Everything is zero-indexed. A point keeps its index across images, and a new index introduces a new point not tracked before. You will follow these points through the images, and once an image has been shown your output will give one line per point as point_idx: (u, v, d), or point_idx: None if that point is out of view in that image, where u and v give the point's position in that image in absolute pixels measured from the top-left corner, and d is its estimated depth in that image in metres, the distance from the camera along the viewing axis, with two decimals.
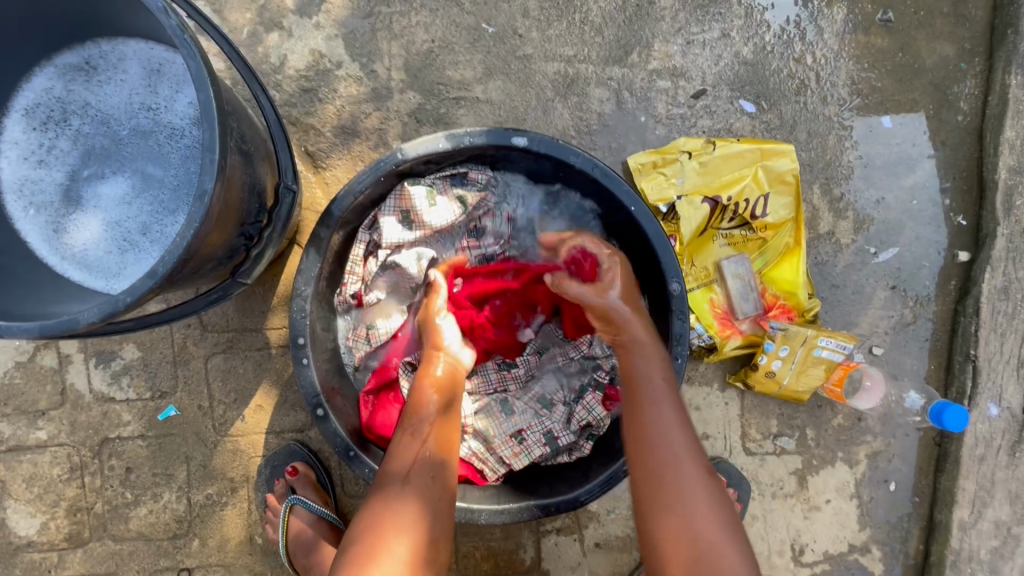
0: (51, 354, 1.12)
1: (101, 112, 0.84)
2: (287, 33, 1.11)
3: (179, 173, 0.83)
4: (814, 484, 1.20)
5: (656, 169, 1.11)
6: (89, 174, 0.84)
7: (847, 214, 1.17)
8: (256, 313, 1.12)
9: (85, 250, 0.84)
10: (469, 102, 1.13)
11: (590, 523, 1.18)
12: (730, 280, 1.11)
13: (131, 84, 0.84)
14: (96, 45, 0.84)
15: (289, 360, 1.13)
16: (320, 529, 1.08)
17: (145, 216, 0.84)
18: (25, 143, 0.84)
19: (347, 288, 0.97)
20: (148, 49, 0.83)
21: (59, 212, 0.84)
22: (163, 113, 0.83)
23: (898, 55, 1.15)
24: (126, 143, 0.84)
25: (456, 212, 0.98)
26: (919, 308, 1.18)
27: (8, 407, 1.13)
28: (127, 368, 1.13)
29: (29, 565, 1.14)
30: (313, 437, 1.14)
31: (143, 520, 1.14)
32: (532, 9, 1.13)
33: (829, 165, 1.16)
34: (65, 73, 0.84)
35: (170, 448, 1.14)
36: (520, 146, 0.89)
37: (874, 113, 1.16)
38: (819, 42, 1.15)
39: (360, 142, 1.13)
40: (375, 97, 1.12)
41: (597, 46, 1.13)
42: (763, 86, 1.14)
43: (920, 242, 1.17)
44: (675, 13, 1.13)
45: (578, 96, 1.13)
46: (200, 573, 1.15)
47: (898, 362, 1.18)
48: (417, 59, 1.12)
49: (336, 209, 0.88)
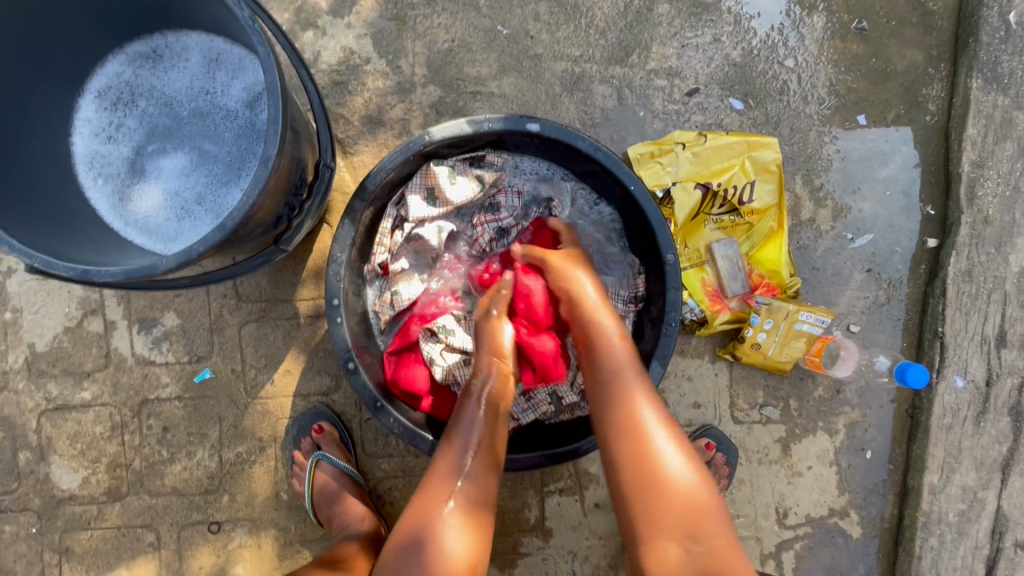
0: (98, 320, 1.22)
1: (165, 95, 0.95)
2: (321, 32, 1.23)
3: (233, 149, 0.94)
4: (797, 451, 1.30)
5: (653, 159, 1.23)
6: (152, 149, 0.95)
7: (827, 202, 1.28)
8: (287, 285, 1.22)
9: (146, 216, 0.94)
10: (484, 96, 1.24)
11: (591, 484, 1.28)
12: (720, 261, 1.23)
13: (192, 71, 0.95)
14: (163, 37, 0.95)
15: (316, 328, 1.23)
16: (343, 482, 1.17)
17: (201, 187, 0.94)
18: (97, 120, 0.95)
19: (376, 257, 1.08)
20: (209, 40, 0.95)
21: (125, 182, 0.95)
22: (220, 97, 0.94)
23: (872, 60, 1.28)
24: (186, 122, 0.95)
25: (474, 190, 1.08)
26: (892, 290, 1.29)
27: (56, 369, 1.22)
28: (167, 333, 1.22)
29: (70, 517, 1.23)
30: (336, 400, 1.24)
31: (177, 475, 1.23)
32: (543, 13, 1.25)
33: (810, 158, 1.28)
34: (135, 60, 0.95)
35: (205, 409, 1.23)
36: (534, 132, 1.00)
37: (850, 112, 1.28)
38: (800, 47, 1.27)
39: (385, 131, 1.24)
40: (400, 90, 1.24)
41: (600, 48, 1.25)
42: (750, 86, 1.27)
43: (893, 229, 1.29)
44: (671, 18, 1.26)
45: (584, 92, 1.25)
46: (229, 527, 1.24)
47: (873, 339, 1.29)
48: (438, 57, 1.24)
49: (369, 184, 0.99)
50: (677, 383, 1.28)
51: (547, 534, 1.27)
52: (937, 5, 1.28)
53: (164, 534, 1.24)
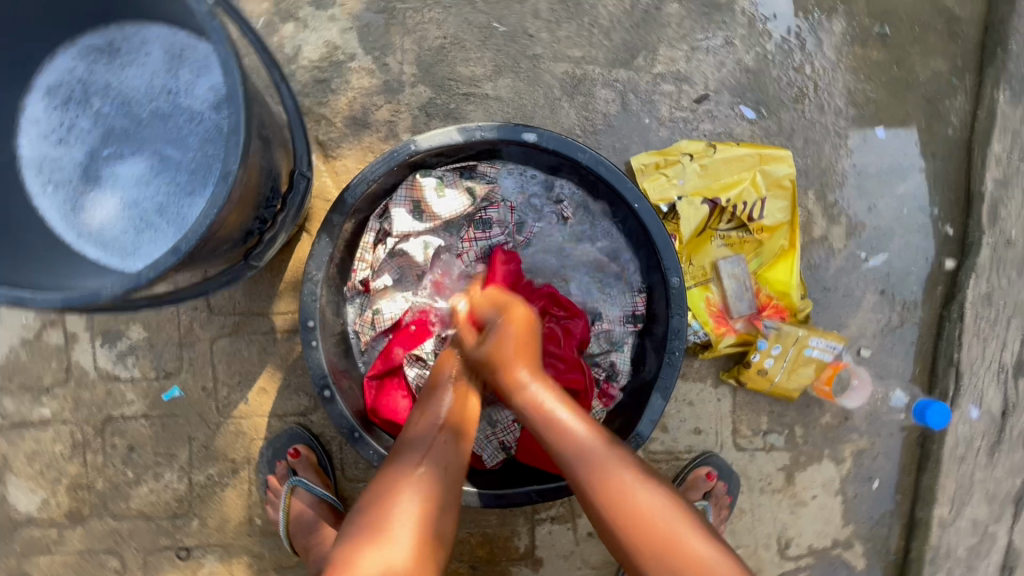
0: (58, 332, 1.13)
1: (122, 94, 0.86)
2: (303, 24, 1.14)
3: (197, 155, 0.86)
4: (801, 480, 1.24)
5: (658, 170, 1.15)
6: (108, 153, 0.86)
7: (840, 219, 1.21)
8: (262, 298, 1.14)
9: (101, 228, 0.86)
10: (478, 98, 1.16)
11: (584, 512, 1.21)
12: (726, 280, 1.15)
13: (152, 67, 0.86)
14: (120, 29, 0.86)
15: (294, 344, 1.15)
16: (320, 511, 1.10)
17: (161, 196, 0.86)
18: (46, 121, 0.85)
19: (357, 274, 1.00)
20: (171, 34, 0.85)
21: (78, 190, 0.86)
22: (183, 97, 0.85)
23: (893, 69, 1.20)
24: (145, 124, 0.86)
25: (465, 203, 1.00)
26: (906, 313, 1.22)
27: (12, 383, 1.14)
28: (133, 348, 1.14)
29: (29, 540, 1.16)
30: (315, 421, 1.16)
31: (144, 498, 1.16)
32: (543, 9, 1.16)
33: (824, 172, 1.20)
34: (89, 54, 0.86)
35: (173, 428, 1.15)
36: (530, 142, 0.91)
37: (868, 124, 1.20)
38: (818, 52, 1.19)
39: (370, 134, 1.15)
40: (387, 90, 1.15)
41: (604, 49, 1.16)
42: (763, 93, 1.18)
43: (909, 249, 1.22)
44: (681, 19, 1.17)
45: (585, 96, 1.17)
46: (199, 553, 1.17)
47: (884, 364, 1.23)
48: (429, 54, 1.15)
49: (349, 197, 0.91)
50: (677, 408, 1.21)
51: (536, 563, 1.21)
52: (964, 11, 1.20)
53: (130, 559, 1.17)
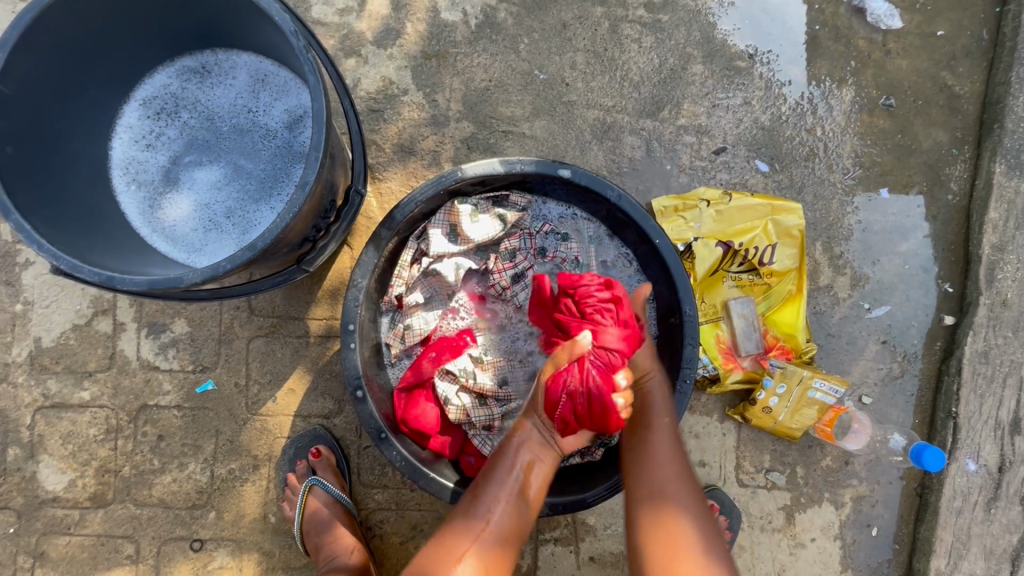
0: (107, 321, 1.21)
1: (208, 109, 0.97)
2: (363, 60, 1.27)
3: (268, 168, 0.96)
4: (800, 521, 1.26)
5: (677, 213, 1.24)
6: (188, 160, 0.96)
7: (846, 270, 1.29)
8: (301, 303, 1.23)
9: (175, 225, 0.95)
10: (516, 136, 1.27)
11: (587, 536, 1.24)
12: (736, 319, 1.21)
13: (238, 89, 0.97)
14: (214, 54, 0.98)
15: (325, 349, 1.23)
16: (335, 511, 1.15)
17: (232, 201, 0.95)
18: (139, 127, 0.96)
19: (393, 289, 1.06)
20: (257, 61, 0.97)
21: (157, 190, 0.96)
22: (261, 116, 0.97)
23: (897, 136, 1.31)
24: (225, 137, 0.97)
25: (496, 228, 1.07)
26: (906, 364, 1.29)
27: (58, 366, 1.21)
28: (175, 340, 1.22)
29: (51, 520, 1.20)
30: (336, 424, 1.22)
31: (166, 487, 1.20)
32: (579, 62, 1.28)
33: (831, 226, 1.29)
34: (184, 74, 0.98)
35: (203, 420, 1.21)
36: (564, 177, 1.01)
37: (873, 185, 1.30)
38: (828, 117, 1.30)
39: (415, 160, 1.26)
40: (434, 123, 1.26)
41: (633, 100, 1.28)
42: (776, 150, 1.29)
43: (909, 303, 1.29)
44: (704, 79, 1.29)
45: (613, 141, 1.27)
46: (212, 546, 1.20)
47: (884, 412, 1.28)
48: (474, 94, 1.27)
49: (397, 215, 0.99)
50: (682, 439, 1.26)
51: None
52: (963, 90, 1.31)
53: (144, 546, 1.20)
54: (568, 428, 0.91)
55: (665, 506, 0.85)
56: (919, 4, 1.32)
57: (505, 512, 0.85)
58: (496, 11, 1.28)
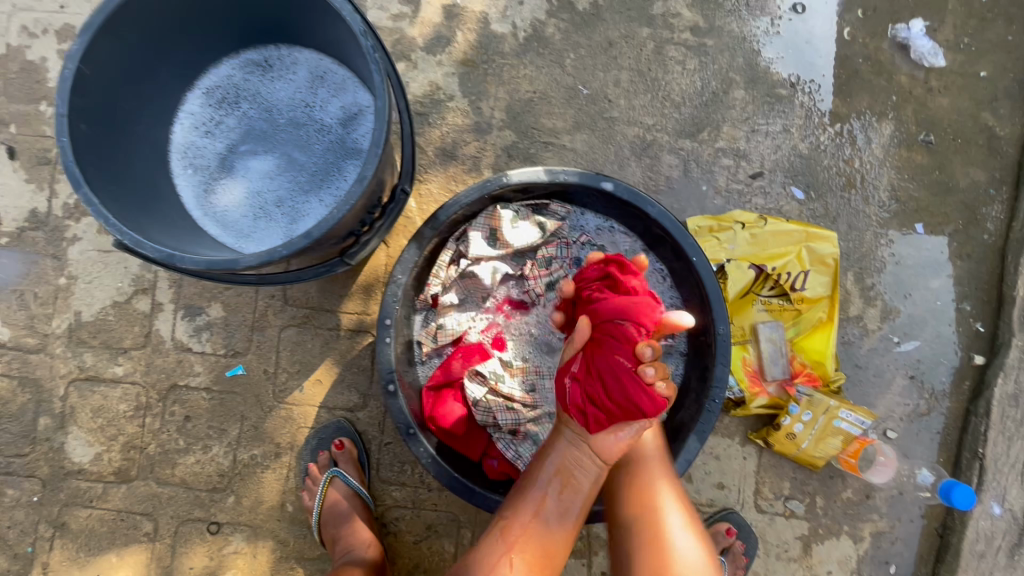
0: (146, 300, 1.24)
1: (267, 102, 1.00)
2: (413, 65, 1.30)
3: (319, 162, 0.99)
4: (817, 552, 1.25)
5: (711, 233, 1.25)
6: (244, 149, 0.99)
7: (876, 302, 1.29)
8: (335, 296, 1.25)
9: (226, 210, 0.98)
10: (556, 148, 1.29)
11: (601, 551, 1.23)
12: (764, 343, 1.22)
13: (297, 84, 1.01)
14: (277, 49, 1.01)
15: (355, 343, 1.24)
16: (354, 504, 1.17)
17: (283, 192, 0.98)
18: (199, 114, 1.00)
19: (430, 288, 1.08)
20: (318, 59, 1.00)
21: (211, 176, 0.99)
22: (318, 112, 1.00)
23: (935, 172, 1.31)
24: (281, 129, 1.00)
25: (535, 236, 1.09)
26: (933, 401, 1.27)
27: (95, 340, 1.24)
28: (210, 324, 1.24)
29: (74, 492, 1.22)
30: (360, 418, 1.23)
31: (189, 468, 1.22)
32: (623, 80, 1.31)
33: (864, 257, 1.29)
34: (247, 66, 1.01)
35: (230, 404, 1.23)
36: (606, 190, 1.03)
37: (908, 219, 1.30)
38: (866, 149, 1.31)
39: (456, 164, 1.29)
40: (477, 129, 1.29)
41: (674, 120, 1.30)
42: (813, 178, 1.30)
43: (939, 340, 1.29)
44: (745, 104, 1.31)
45: (651, 159, 1.29)
46: (228, 530, 1.21)
47: (908, 448, 1.26)
48: (518, 105, 1.30)
49: (441, 215, 1.01)
50: (702, 460, 1.25)
51: None
52: (1004, 131, 1.32)
53: (163, 525, 1.21)
54: (605, 418, 0.88)
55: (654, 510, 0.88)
56: (963, 44, 1.33)
57: (539, 534, 0.84)
58: (545, 26, 1.31)
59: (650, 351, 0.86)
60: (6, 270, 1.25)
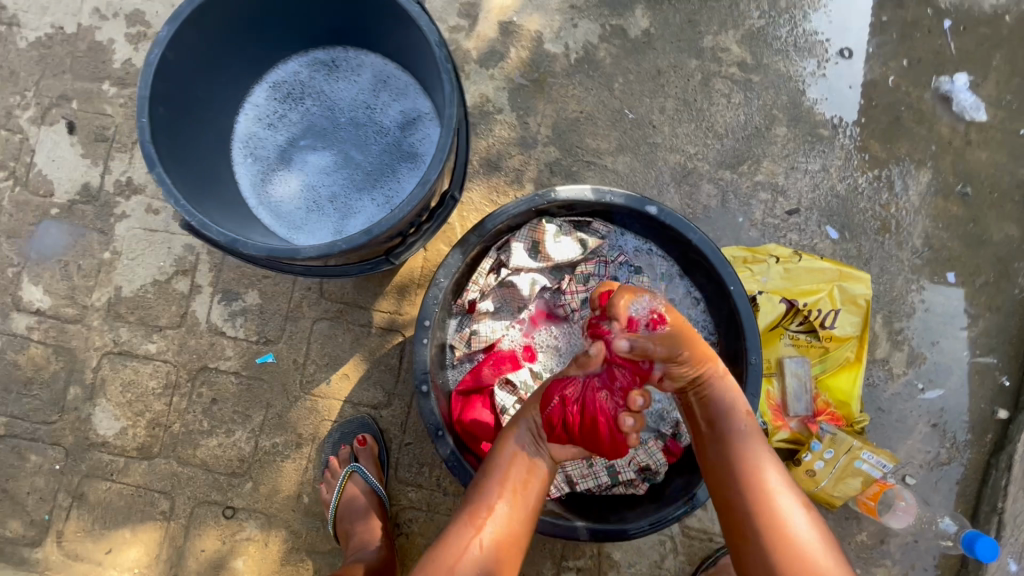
0: (186, 281, 1.27)
1: (330, 100, 1.04)
2: (465, 76, 1.34)
3: (375, 162, 1.02)
4: None
5: (744, 264, 1.27)
6: (304, 144, 1.03)
7: (903, 347, 1.29)
8: (369, 294, 1.27)
9: (281, 201, 1.01)
10: (598, 168, 1.32)
11: (610, 571, 1.23)
12: (789, 377, 1.22)
13: (361, 85, 1.04)
14: (344, 50, 1.05)
15: (385, 341, 1.26)
16: (370, 501, 1.17)
17: (337, 188, 1.01)
18: (264, 107, 1.03)
19: (468, 294, 1.09)
20: (383, 63, 1.04)
21: (270, 167, 1.02)
22: (378, 114, 1.03)
23: (969, 224, 1.33)
24: (341, 127, 1.03)
25: (576, 251, 1.11)
26: (954, 451, 1.27)
27: (132, 316, 1.26)
28: (245, 310, 1.27)
29: (96, 463, 1.23)
30: (383, 416, 1.24)
31: (210, 450, 1.23)
32: (668, 108, 1.34)
33: (894, 301, 1.30)
34: (314, 65, 1.05)
35: (257, 391, 1.25)
36: (650, 214, 1.05)
37: (940, 267, 1.31)
38: (903, 195, 1.33)
39: (499, 176, 1.31)
40: (522, 143, 1.32)
41: (715, 151, 1.33)
42: (848, 219, 1.32)
43: (963, 390, 1.29)
44: (786, 141, 1.33)
45: (690, 187, 1.31)
46: (243, 516, 1.22)
47: (926, 496, 1.26)
48: (565, 123, 1.33)
49: (488, 224, 1.03)
50: None
51: None
52: None
53: (179, 505, 1.22)
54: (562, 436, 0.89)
55: (767, 502, 0.81)
56: (1005, 101, 1.35)
57: (505, 519, 0.85)
58: (596, 49, 1.35)
59: (642, 405, 0.81)
60: (53, 240, 1.28)
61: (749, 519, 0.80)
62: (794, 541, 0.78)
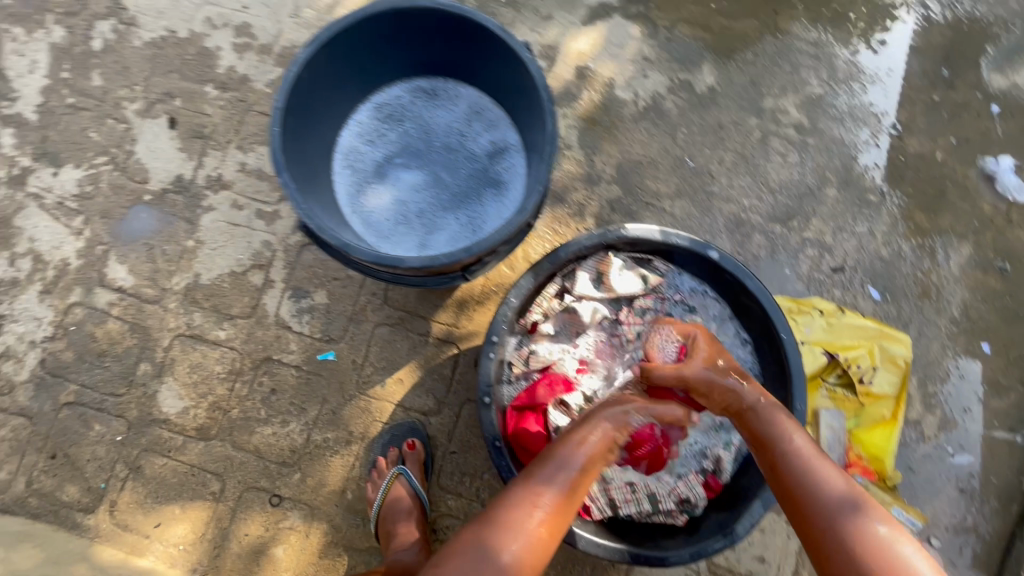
0: (260, 275, 1.35)
1: (427, 124, 1.13)
2: None
3: (462, 185, 1.10)
4: None
5: (790, 314, 1.32)
6: (399, 162, 1.11)
7: (936, 410, 1.34)
8: (430, 305, 1.34)
9: (372, 211, 1.09)
10: (656, 209, 1.39)
11: None
12: (823, 428, 1.26)
13: (456, 114, 1.13)
14: (444, 81, 1.14)
15: (441, 351, 1.33)
16: (412, 505, 1.21)
17: (425, 205, 1.09)
18: (366, 125, 1.12)
19: (531, 315, 1.16)
20: (479, 96, 1.13)
21: (366, 179, 1.10)
22: (470, 141, 1.12)
23: (1006, 298, 1.38)
24: (434, 150, 1.12)
25: (638, 286, 1.19)
26: (979, 517, 1.30)
27: (206, 303, 1.34)
28: (312, 308, 1.34)
29: (155, 439, 1.29)
30: (431, 423, 1.30)
31: (265, 438, 1.29)
32: (727, 160, 1.42)
33: (929, 365, 1.35)
34: (415, 91, 1.14)
35: (315, 386, 1.31)
36: (712, 258, 1.12)
37: (976, 337, 1.37)
38: (944, 264, 1.39)
39: (563, 207, 1.39)
40: (587, 179, 1.40)
41: (768, 205, 1.40)
42: (890, 282, 1.38)
43: (992, 459, 1.33)
44: (836, 203, 1.41)
45: (742, 236, 1.39)
46: (288, 505, 1.27)
47: (949, 559, 1.29)
48: (628, 165, 1.41)
49: (562, 252, 1.11)
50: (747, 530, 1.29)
51: None
52: None
53: (229, 488, 1.27)
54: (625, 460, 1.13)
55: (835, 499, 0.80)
56: None
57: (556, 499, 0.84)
58: (664, 100, 1.44)
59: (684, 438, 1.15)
60: (143, 224, 1.37)
61: (826, 534, 0.77)
62: (884, 550, 0.74)
